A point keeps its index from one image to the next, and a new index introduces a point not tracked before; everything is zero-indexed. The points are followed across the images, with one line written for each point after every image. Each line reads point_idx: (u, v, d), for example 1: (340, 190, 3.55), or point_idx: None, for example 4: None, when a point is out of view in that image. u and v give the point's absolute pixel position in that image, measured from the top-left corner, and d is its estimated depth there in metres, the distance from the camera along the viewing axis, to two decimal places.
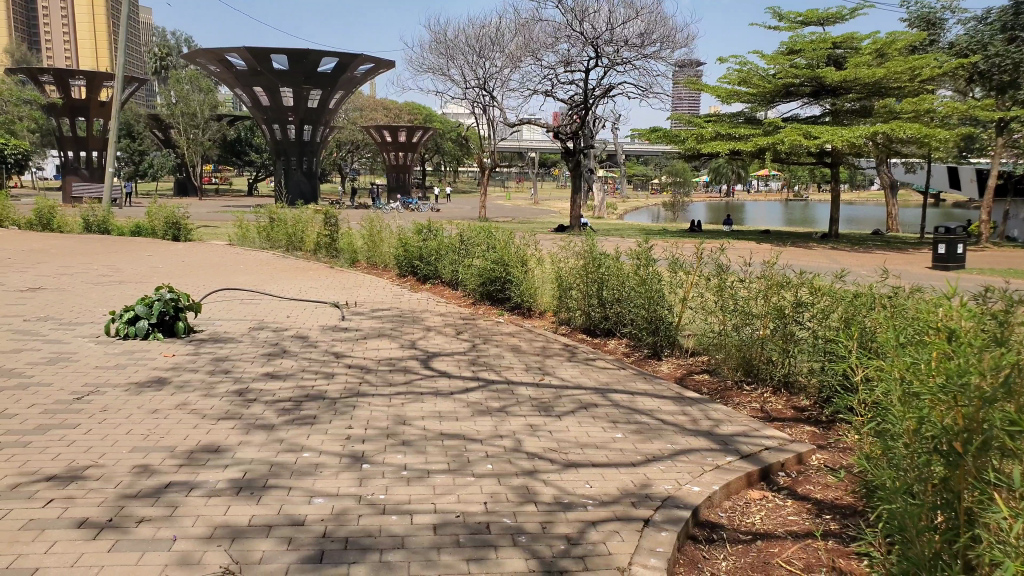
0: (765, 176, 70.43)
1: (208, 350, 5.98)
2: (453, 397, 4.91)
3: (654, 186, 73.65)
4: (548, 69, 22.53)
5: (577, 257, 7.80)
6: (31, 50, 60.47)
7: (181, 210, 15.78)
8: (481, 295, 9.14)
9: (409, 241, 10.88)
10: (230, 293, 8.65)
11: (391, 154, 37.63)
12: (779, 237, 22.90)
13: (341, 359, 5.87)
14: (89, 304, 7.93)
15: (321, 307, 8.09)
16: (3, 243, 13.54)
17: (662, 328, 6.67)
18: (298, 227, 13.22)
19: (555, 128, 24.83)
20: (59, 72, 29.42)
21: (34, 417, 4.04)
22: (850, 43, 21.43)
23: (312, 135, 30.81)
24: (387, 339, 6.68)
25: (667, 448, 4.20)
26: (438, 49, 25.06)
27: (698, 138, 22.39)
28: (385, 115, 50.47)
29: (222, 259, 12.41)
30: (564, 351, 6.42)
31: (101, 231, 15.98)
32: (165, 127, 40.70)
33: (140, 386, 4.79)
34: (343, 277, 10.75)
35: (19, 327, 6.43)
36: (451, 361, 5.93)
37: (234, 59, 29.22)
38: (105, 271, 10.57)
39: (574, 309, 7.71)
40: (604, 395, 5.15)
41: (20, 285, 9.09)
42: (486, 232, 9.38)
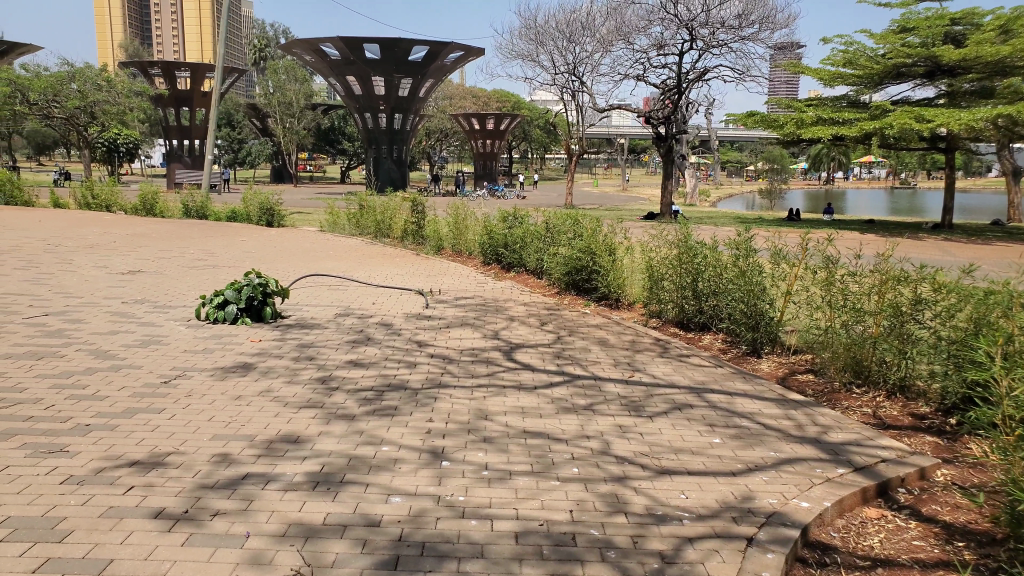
0: (869, 162, 66.84)
1: (293, 335, 6.00)
2: (537, 392, 4.69)
3: (749, 173, 71.10)
4: (640, 52, 21.98)
5: (670, 247, 7.45)
6: (143, 45, 64.00)
7: (275, 197, 16.21)
8: (567, 285, 8.87)
9: (494, 228, 10.72)
10: (317, 279, 8.72)
11: (479, 142, 37.70)
12: (883, 227, 21.53)
13: (424, 348, 5.75)
14: (183, 287, 8.16)
15: (406, 295, 8.03)
16: (111, 227, 14.24)
17: (761, 324, 6.26)
18: (386, 214, 13.32)
19: (645, 113, 24.20)
20: (165, 64, 30.98)
21: (123, 400, 4.16)
22: (970, 19, 19.87)
23: (402, 123, 31.17)
24: (471, 328, 6.54)
25: (770, 456, 3.82)
26: (528, 34, 24.78)
27: (798, 123, 21.16)
28: (473, 103, 50.68)
29: (311, 244, 12.63)
30: (656, 346, 6.09)
31: (200, 216, 16.64)
32: (262, 116, 42.15)
33: (225, 371, 4.83)
34: (428, 264, 10.71)
35: (117, 309, 6.67)
36: (536, 353, 5.72)
37: (328, 48, 29.92)
38: (200, 255, 10.90)
39: (666, 302, 7.37)
40: (700, 396, 4.83)
41: (122, 268, 9.47)
42: (573, 219, 9.12)
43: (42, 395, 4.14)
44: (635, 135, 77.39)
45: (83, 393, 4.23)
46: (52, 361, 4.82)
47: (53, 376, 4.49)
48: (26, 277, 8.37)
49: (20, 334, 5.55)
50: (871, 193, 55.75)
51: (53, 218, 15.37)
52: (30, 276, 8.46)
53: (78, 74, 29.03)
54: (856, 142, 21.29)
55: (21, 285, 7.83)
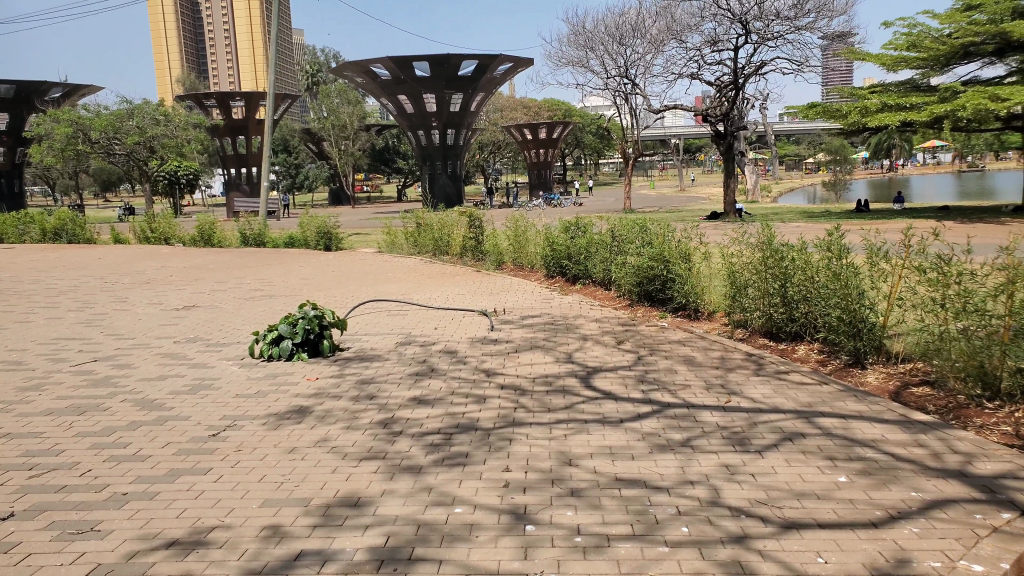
0: (937, 146, 63.84)
1: (352, 370, 5.64)
2: (625, 428, 4.17)
3: (809, 166, 68.73)
4: (694, 50, 21.26)
5: (752, 250, 6.81)
6: (200, 77, 66.01)
7: (331, 220, 16.11)
8: (640, 296, 8.31)
9: (556, 239, 10.23)
10: (376, 304, 8.40)
11: (532, 152, 37.25)
12: (962, 214, 20.19)
13: (492, 378, 5.29)
14: (239, 322, 7.95)
15: (469, 316, 7.61)
16: (171, 260, 14.36)
17: (864, 332, 5.55)
18: (444, 231, 13.01)
19: (701, 110, 23.40)
20: (220, 95, 31.62)
21: (167, 460, 3.89)
22: None
23: (455, 139, 30.98)
24: (541, 351, 6.05)
25: (914, 497, 3.15)
26: (577, 40, 24.27)
27: (862, 112, 19.98)
28: (524, 113, 50.38)
29: (370, 266, 12.38)
30: (748, 363, 5.49)
31: (258, 244, 16.69)
32: (317, 140, 42.80)
33: (277, 419, 4.51)
34: (490, 281, 10.30)
35: (171, 351, 6.48)
36: (616, 378, 5.18)
37: (379, 69, 30.05)
38: (256, 285, 10.75)
39: (752, 310, 6.72)
40: (811, 421, 4.19)
41: (179, 303, 9.38)
42: (642, 226, 8.57)
43: (81, 459, 3.91)
44: (689, 133, 75.87)
45: (125, 452, 4.00)
46: (96, 417, 4.62)
47: (94, 435, 4.28)
48: (83, 319, 8.32)
49: (67, 385, 5.41)
50: (942, 177, 53.14)
51: (117, 254, 15.62)
52: (86, 317, 8.40)
53: (137, 110, 30.08)
54: (926, 127, 20.01)
55: (78, 327, 7.77)
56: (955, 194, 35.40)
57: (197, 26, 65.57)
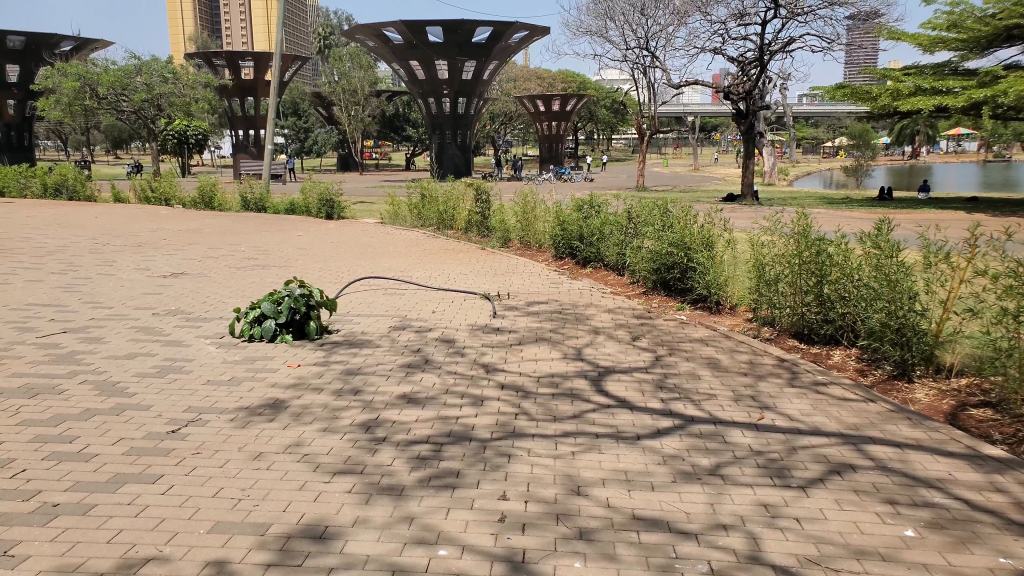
0: (959, 134, 62.46)
1: (339, 358, 5.07)
2: (643, 448, 3.59)
3: (827, 151, 67.45)
4: (718, 24, 20.38)
5: (785, 242, 6.16)
6: (213, 36, 64.92)
7: (335, 186, 15.46)
8: (655, 283, 7.71)
9: (567, 217, 9.59)
10: (371, 281, 7.82)
11: (545, 124, 36.40)
12: (989, 206, 19.42)
13: (492, 375, 4.70)
14: (224, 295, 7.39)
15: (471, 300, 7.02)
16: (167, 222, 13.80)
17: (914, 341, 4.91)
18: (450, 203, 12.37)
19: (722, 89, 22.51)
20: (230, 54, 31.16)
21: (112, 461, 3.32)
22: None
23: (467, 107, 30.27)
24: (549, 345, 5.46)
25: (1001, 565, 2.57)
26: (596, 10, 23.40)
27: (894, 95, 19.16)
28: (539, 85, 49.29)
29: (370, 238, 11.79)
30: (780, 370, 4.89)
31: (258, 208, 16.12)
32: (328, 104, 42.06)
33: (247, 415, 3.94)
34: (495, 260, 9.70)
35: (145, 326, 5.92)
36: (632, 382, 4.60)
37: (392, 33, 29.12)
38: (250, 253, 10.19)
39: (782, 308, 6.08)
40: (858, 449, 3.60)
41: (166, 270, 8.82)
42: (662, 208, 7.91)
43: (16, 456, 3.34)
44: (705, 113, 74.55)
45: (66, 449, 3.43)
46: (47, 402, 4.07)
47: (38, 425, 3.71)
48: (61, 284, 7.76)
49: (23, 360, 4.87)
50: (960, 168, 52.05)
51: (113, 214, 15.06)
52: (66, 281, 7.87)
53: (144, 67, 29.35)
54: (960, 113, 19.16)
55: (54, 292, 7.24)
56: (974, 184, 34.47)
57: None
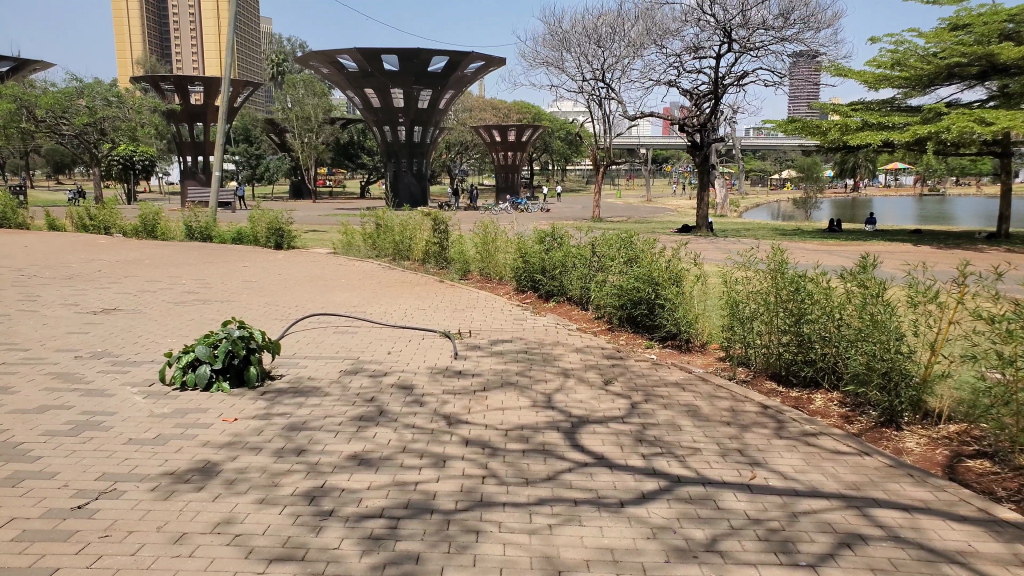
0: (899, 166, 64.59)
1: (283, 410, 4.57)
2: (629, 517, 3.18)
3: (774, 183, 69.05)
4: (673, 56, 20.50)
5: (760, 277, 5.87)
6: (163, 61, 63.62)
7: (285, 215, 14.85)
8: (622, 319, 7.35)
9: (529, 249, 9.22)
10: (321, 318, 7.30)
11: (500, 154, 36.31)
12: (934, 238, 19.76)
13: (455, 428, 4.25)
14: (158, 334, 6.79)
15: (429, 338, 6.56)
16: (104, 252, 13.02)
17: (901, 386, 4.59)
18: (406, 233, 11.92)
19: (677, 121, 22.58)
20: (179, 80, 30.42)
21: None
22: None
23: (423, 136, 30.01)
24: (515, 391, 5.03)
25: None
26: (553, 41, 23.47)
27: (842, 129, 19.37)
28: (494, 116, 49.38)
29: (323, 270, 11.24)
30: (764, 419, 4.54)
31: (204, 237, 15.40)
32: (282, 131, 41.39)
33: (170, 484, 3.42)
34: (454, 293, 9.26)
35: (64, 372, 5.32)
36: (608, 435, 4.19)
37: (346, 61, 28.73)
38: (192, 287, 9.57)
39: (758, 347, 5.76)
40: (865, 513, 3.25)
41: (97, 306, 8.16)
42: (628, 241, 7.60)
43: None
44: (658, 145, 75.80)
45: None
46: None
47: None
48: None
49: None
50: (898, 202, 53.81)
51: (45, 243, 14.18)
52: None
53: (87, 90, 28.51)
54: (906, 148, 19.50)
55: None
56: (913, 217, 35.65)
57: (161, 8, 63.07)
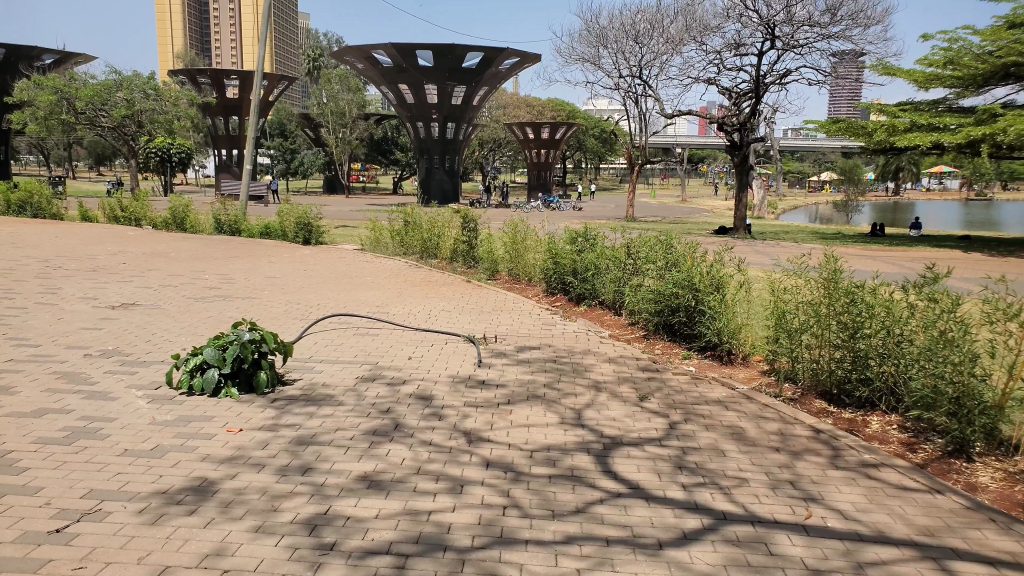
0: (941, 170, 62.96)
1: (292, 421, 4.26)
2: (669, 561, 2.79)
3: (812, 184, 67.59)
4: (712, 53, 19.92)
5: (811, 286, 5.40)
6: (204, 57, 64.40)
7: (314, 210, 14.63)
8: (658, 326, 6.93)
9: (560, 250, 8.83)
10: (341, 318, 7.02)
11: (533, 152, 35.88)
12: (983, 244, 18.94)
13: (475, 448, 3.89)
14: (173, 332, 6.55)
15: (452, 343, 6.23)
16: (132, 244, 12.94)
17: (974, 414, 4.09)
18: (435, 230, 11.63)
19: (715, 120, 21.91)
20: (215, 73, 30.76)
21: None
22: None
23: (456, 133, 29.76)
24: (542, 405, 4.66)
25: None
26: (589, 37, 23.04)
27: (889, 130, 18.68)
28: (529, 113, 49.04)
29: (348, 266, 10.99)
30: (818, 446, 4.11)
31: (233, 231, 15.28)
32: (316, 126, 41.48)
33: (160, 506, 3.11)
34: (481, 294, 8.92)
35: (70, 371, 5.08)
36: (644, 461, 3.81)
37: (381, 57, 28.59)
38: (215, 282, 9.38)
39: (807, 362, 5.30)
40: (944, 568, 2.82)
41: (117, 300, 7.98)
42: (666, 243, 7.18)
43: None
44: (693, 145, 74.79)
45: None
46: None
47: None
48: None
49: None
50: (940, 205, 52.24)
51: (75, 233, 14.16)
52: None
53: (126, 82, 28.56)
54: (958, 151, 18.64)
55: None
56: (959, 221, 34.54)
57: (203, 2, 63.77)
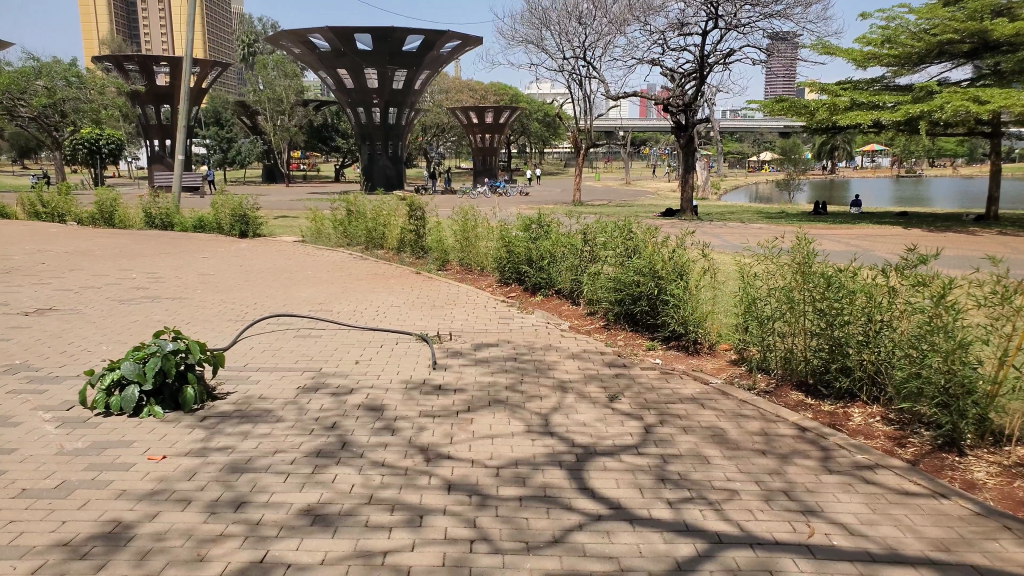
0: (875, 150, 64.78)
1: (223, 443, 3.76)
2: None
3: (752, 164, 68.71)
4: (656, 33, 19.66)
5: (783, 272, 5.07)
6: (133, 44, 61.63)
7: (251, 200, 13.86)
8: (617, 316, 6.57)
9: (513, 237, 8.39)
10: (279, 318, 6.47)
11: (478, 137, 35.23)
12: (921, 220, 19.27)
13: (435, 469, 3.45)
14: (93, 340, 5.92)
15: (404, 343, 5.76)
16: (53, 242, 12.01)
17: (967, 405, 3.76)
18: (380, 220, 11.08)
19: (661, 100, 21.56)
20: (144, 59, 28.76)
21: None
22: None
23: (397, 118, 28.96)
24: (505, 412, 4.24)
25: None
26: (532, 19, 22.57)
27: (830, 109, 18.65)
28: (471, 97, 48.41)
29: (287, 261, 10.35)
30: (808, 448, 3.78)
31: (164, 224, 14.39)
32: (252, 114, 40.02)
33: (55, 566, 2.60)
34: (432, 287, 8.45)
35: None
36: (623, 474, 3.43)
37: (317, 40, 27.60)
38: (142, 282, 8.67)
39: (780, 352, 4.97)
40: None
41: (30, 305, 7.25)
42: (626, 228, 6.82)
43: None
44: (637, 127, 75.19)
45: None
46: None
47: None
48: None
49: None
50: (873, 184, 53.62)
51: None
52: None
53: (44, 69, 27.24)
54: (897, 128, 18.75)
55: None
56: (891, 199, 35.47)
57: None
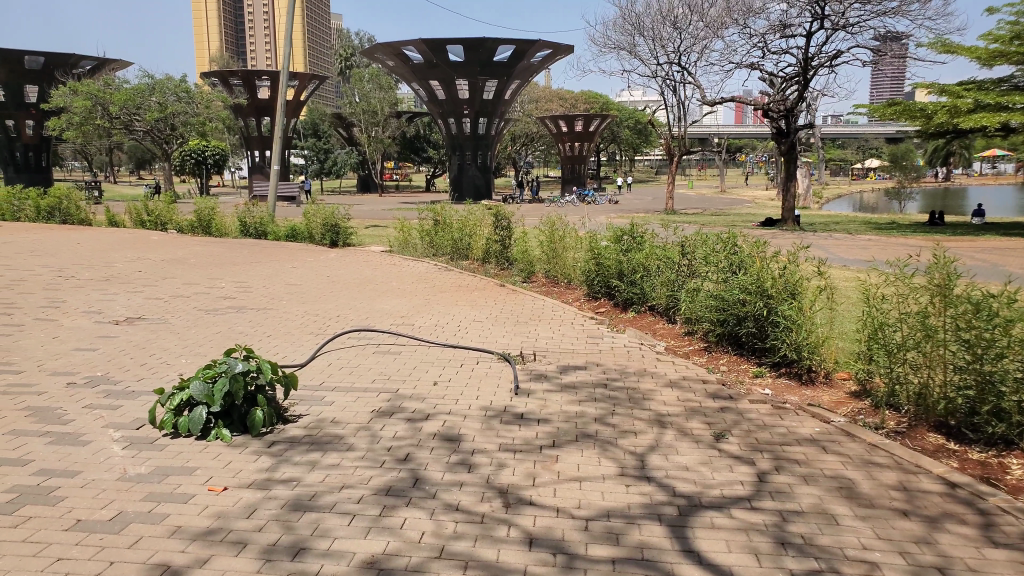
0: (996, 155, 60.29)
1: (288, 474, 3.46)
2: None
3: (856, 172, 65.27)
4: (756, 36, 18.71)
5: (919, 294, 4.38)
6: (240, 58, 64.58)
7: (341, 210, 13.91)
8: (720, 337, 5.98)
9: (604, 249, 7.91)
10: (358, 334, 6.23)
11: (567, 146, 34.89)
12: None
13: (516, 518, 3.03)
14: (175, 352, 5.83)
15: (485, 364, 5.38)
16: (153, 250, 12.37)
17: None
18: (466, 230, 10.82)
19: (762, 106, 20.58)
20: (246, 73, 29.36)
21: None
22: None
23: (488, 128, 28.86)
24: (595, 449, 3.78)
25: None
26: (624, 24, 21.99)
27: (951, 112, 17.14)
28: (561, 105, 48.09)
29: (372, 271, 10.22)
30: (961, 510, 3.14)
31: (259, 232, 14.65)
32: (348, 125, 41.05)
33: None
34: (517, 301, 8.07)
35: (42, 407, 4.35)
36: (736, 534, 2.91)
37: (411, 53, 27.87)
38: (230, 291, 8.69)
39: (915, 387, 4.28)
40: None
41: (121, 313, 7.32)
42: (729, 241, 6.21)
43: None
44: (732, 134, 72.93)
45: None
46: None
47: None
48: None
49: None
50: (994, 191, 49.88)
51: (99, 239, 13.63)
52: None
53: (159, 86, 28.77)
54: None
55: None
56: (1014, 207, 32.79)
57: (237, 5, 63.68)
